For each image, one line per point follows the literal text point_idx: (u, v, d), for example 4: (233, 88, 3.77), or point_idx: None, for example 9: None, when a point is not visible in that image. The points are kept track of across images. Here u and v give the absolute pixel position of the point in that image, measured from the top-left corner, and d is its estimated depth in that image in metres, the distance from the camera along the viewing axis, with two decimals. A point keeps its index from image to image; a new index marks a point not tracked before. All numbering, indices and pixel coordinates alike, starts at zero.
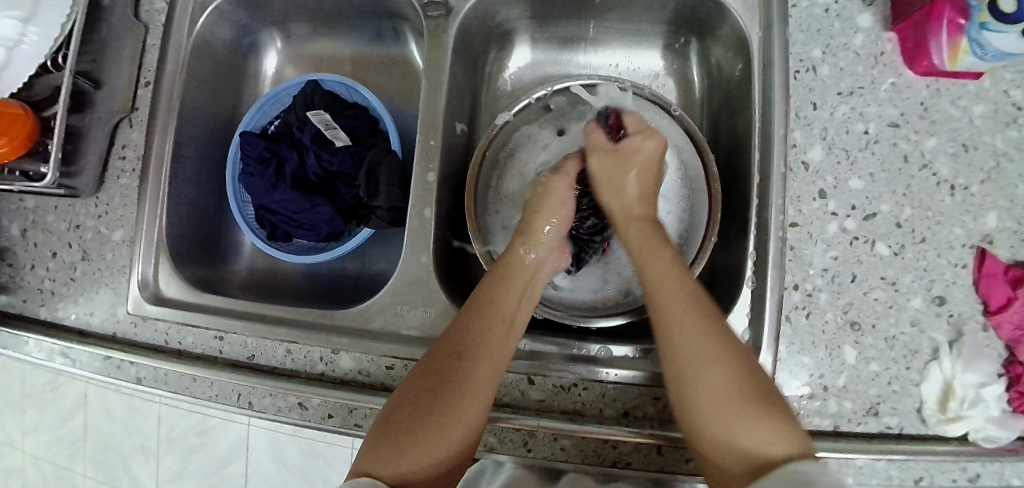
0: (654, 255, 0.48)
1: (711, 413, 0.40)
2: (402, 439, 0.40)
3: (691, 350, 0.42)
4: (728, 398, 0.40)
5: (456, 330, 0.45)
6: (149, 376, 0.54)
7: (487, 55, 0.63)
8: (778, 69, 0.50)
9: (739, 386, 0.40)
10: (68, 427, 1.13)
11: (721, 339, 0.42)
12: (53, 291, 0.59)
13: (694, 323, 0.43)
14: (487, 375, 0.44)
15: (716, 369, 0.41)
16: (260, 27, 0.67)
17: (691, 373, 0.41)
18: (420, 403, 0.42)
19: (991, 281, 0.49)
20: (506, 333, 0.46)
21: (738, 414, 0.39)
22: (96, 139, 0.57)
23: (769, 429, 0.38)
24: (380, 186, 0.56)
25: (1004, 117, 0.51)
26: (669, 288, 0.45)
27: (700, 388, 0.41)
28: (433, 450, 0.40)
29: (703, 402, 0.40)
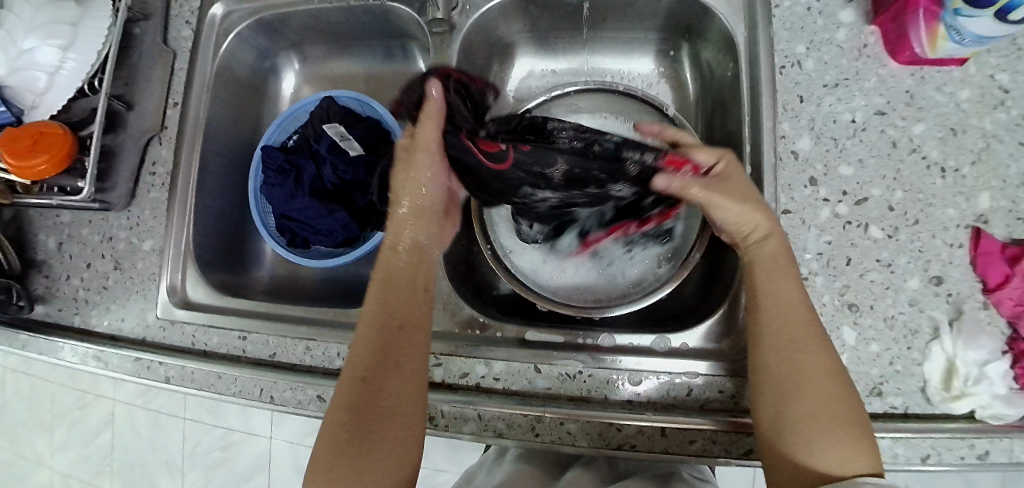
0: (782, 273, 0.45)
1: (803, 432, 0.40)
2: (346, 472, 0.40)
3: (812, 366, 0.42)
4: (812, 416, 0.41)
5: (360, 355, 0.44)
6: (176, 374, 0.57)
7: (488, 66, 0.67)
8: (764, 65, 0.53)
9: (819, 406, 0.41)
10: (96, 443, 1.16)
11: (823, 358, 0.42)
12: (88, 299, 0.63)
13: (818, 346, 0.42)
14: (406, 384, 0.43)
15: (820, 386, 0.41)
16: (276, 50, 0.72)
17: (790, 394, 0.42)
18: (356, 433, 0.41)
19: (988, 259, 0.50)
20: (411, 341, 0.45)
21: (816, 431, 0.40)
22: (128, 157, 0.62)
23: (851, 446, 0.39)
24: (392, 191, 0.59)
25: (990, 101, 0.52)
26: (789, 303, 0.44)
27: (801, 396, 0.41)
28: (379, 473, 0.40)
29: (790, 419, 0.41)
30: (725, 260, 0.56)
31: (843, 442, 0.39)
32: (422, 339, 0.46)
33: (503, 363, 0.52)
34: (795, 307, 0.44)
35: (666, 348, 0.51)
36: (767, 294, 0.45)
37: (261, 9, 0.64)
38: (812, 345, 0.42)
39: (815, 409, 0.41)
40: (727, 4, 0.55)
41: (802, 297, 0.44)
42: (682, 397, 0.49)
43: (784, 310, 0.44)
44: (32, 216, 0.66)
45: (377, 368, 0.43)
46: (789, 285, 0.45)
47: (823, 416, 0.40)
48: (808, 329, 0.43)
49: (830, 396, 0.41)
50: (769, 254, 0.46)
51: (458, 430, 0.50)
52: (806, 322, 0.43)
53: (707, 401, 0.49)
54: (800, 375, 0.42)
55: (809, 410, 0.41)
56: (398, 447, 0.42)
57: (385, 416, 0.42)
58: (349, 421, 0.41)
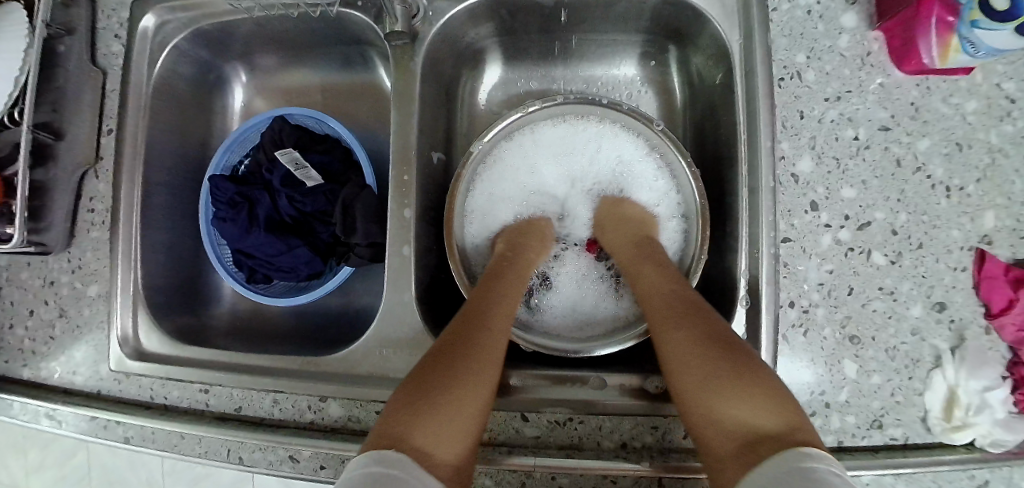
0: (639, 269, 0.51)
1: (704, 394, 0.37)
2: (412, 411, 0.36)
3: (676, 334, 0.41)
4: (704, 377, 0.38)
5: (460, 315, 0.45)
6: (136, 434, 0.53)
7: (459, 75, 0.61)
8: (761, 78, 0.48)
9: (705, 358, 0.39)
10: (73, 465, 1.12)
11: (699, 323, 0.42)
12: (34, 350, 0.58)
13: (692, 317, 0.42)
14: (494, 348, 0.43)
15: (687, 343, 0.40)
16: (222, 61, 0.64)
17: (672, 354, 0.41)
18: (419, 381, 0.39)
19: (993, 283, 0.47)
20: (502, 318, 0.46)
21: (727, 389, 0.37)
22: (63, 194, 0.56)
23: (760, 406, 0.35)
24: (358, 223, 0.54)
25: (996, 113, 0.49)
26: (660, 293, 0.47)
27: (679, 356, 0.40)
28: (444, 428, 0.36)
29: (683, 377, 0.39)
30: (721, 287, 0.53)
31: (752, 393, 0.36)
32: (508, 316, 0.46)
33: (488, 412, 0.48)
34: (655, 284, 0.48)
35: (659, 388, 0.48)
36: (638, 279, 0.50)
37: (199, 19, 0.57)
38: (678, 310, 0.44)
39: (697, 361, 0.39)
40: (720, 7, 0.50)
41: (672, 282, 0.48)
42: (678, 441, 0.47)
43: (643, 284, 0.49)
44: None
45: (456, 328, 0.43)
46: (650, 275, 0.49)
47: (716, 363, 0.38)
48: (671, 300, 0.45)
49: (711, 340, 0.40)
50: (645, 275, 0.50)
51: None
52: (671, 295, 0.46)
53: None
54: (684, 317, 0.43)
55: (699, 362, 0.39)
56: (465, 406, 0.38)
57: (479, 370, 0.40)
58: (428, 370, 0.39)
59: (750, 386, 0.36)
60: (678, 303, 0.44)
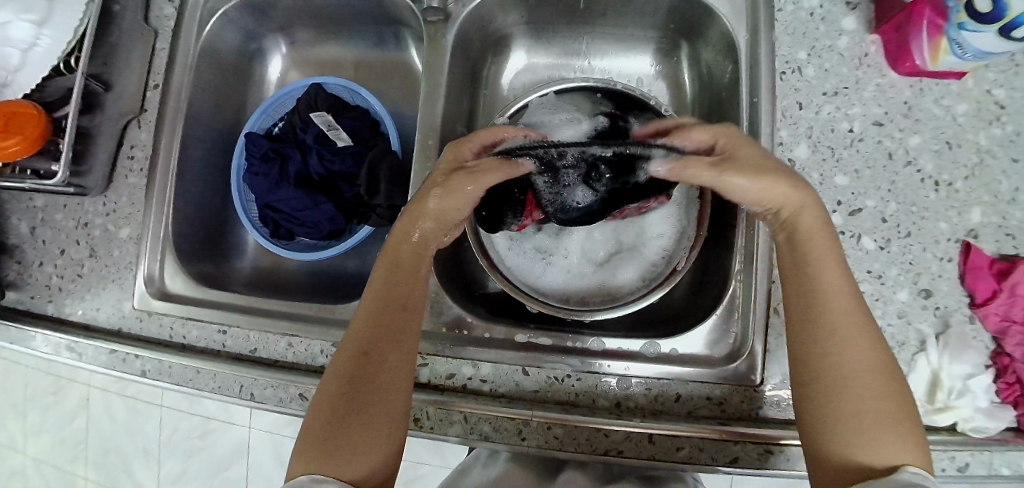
0: (820, 252, 0.42)
1: (822, 428, 0.37)
2: (330, 454, 0.38)
3: (864, 362, 0.38)
4: (872, 407, 0.37)
5: (363, 324, 0.43)
6: (153, 369, 0.55)
7: (484, 57, 0.65)
8: (765, 69, 0.52)
9: (884, 393, 0.37)
10: (69, 430, 1.12)
11: (877, 355, 0.38)
12: (61, 287, 0.61)
13: (870, 334, 0.39)
14: (401, 359, 0.42)
15: (875, 386, 0.37)
16: (265, 33, 0.69)
17: (840, 389, 0.37)
18: (334, 414, 0.40)
19: (976, 274, 0.49)
20: (407, 319, 0.44)
21: (866, 426, 0.36)
22: (106, 141, 0.60)
23: (900, 443, 0.36)
24: (380, 184, 0.57)
25: (985, 116, 0.52)
26: (835, 298, 0.40)
27: (855, 385, 0.37)
28: (373, 455, 0.39)
29: (841, 423, 0.37)
30: (718, 266, 0.56)
31: (899, 434, 0.36)
32: (415, 323, 0.44)
33: (490, 365, 0.51)
34: (838, 290, 0.40)
35: (656, 354, 0.50)
36: (824, 277, 0.41)
37: None
38: (859, 335, 0.38)
39: (851, 400, 0.37)
40: (729, 5, 0.54)
41: (843, 286, 0.40)
42: (670, 404, 0.49)
43: (828, 281, 0.40)
44: (4, 198, 0.63)
45: (370, 346, 0.42)
46: (833, 274, 0.41)
47: (879, 396, 0.37)
48: (843, 311, 0.39)
49: (875, 369, 0.38)
50: (806, 229, 0.42)
51: (442, 432, 0.49)
52: (841, 303, 0.40)
53: (693, 409, 0.49)
54: (854, 368, 0.38)
55: (858, 399, 0.37)
56: (375, 425, 0.40)
57: (382, 392, 0.41)
58: (340, 388, 0.41)
59: (893, 421, 0.36)
60: (857, 319, 0.39)
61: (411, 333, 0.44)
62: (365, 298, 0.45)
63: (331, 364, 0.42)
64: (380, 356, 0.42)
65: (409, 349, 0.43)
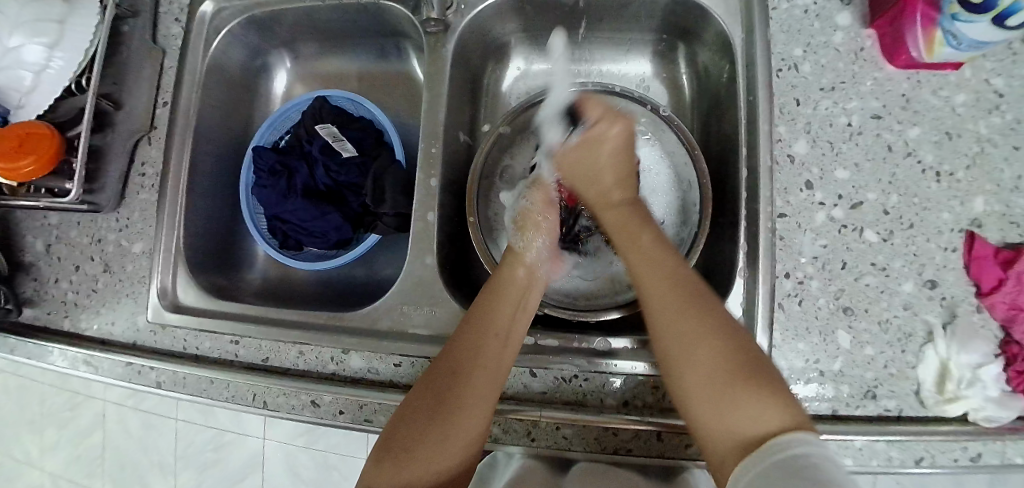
0: (631, 236, 0.49)
1: (697, 388, 0.40)
2: (402, 466, 0.40)
3: (705, 338, 0.41)
4: (697, 362, 0.40)
5: (462, 342, 0.46)
6: (167, 379, 0.56)
7: (485, 65, 0.66)
8: (761, 68, 0.53)
9: (701, 340, 0.41)
10: (85, 445, 1.13)
11: (710, 329, 0.41)
12: (76, 302, 0.62)
13: (673, 299, 0.43)
14: (487, 392, 0.44)
15: (716, 347, 0.40)
16: (269, 49, 0.71)
17: (673, 353, 0.41)
18: (416, 429, 0.42)
19: (981, 263, 0.50)
20: (501, 354, 0.45)
21: (728, 390, 0.38)
22: (118, 158, 0.61)
23: (764, 405, 0.37)
24: (386, 193, 0.58)
25: (985, 105, 0.52)
26: (652, 277, 0.45)
27: (682, 353, 0.41)
28: (437, 482, 0.40)
29: (688, 378, 0.40)
30: (721, 264, 0.57)
31: (751, 396, 0.37)
32: (507, 353, 0.46)
33: None
34: (652, 265, 0.46)
35: None
36: (628, 249, 0.49)
37: (252, 7, 0.63)
38: (675, 305, 0.43)
39: (690, 354, 0.40)
40: (724, 6, 0.55)
41: (665, 261, 0.46)
42: None
43: (639, 267, 0.46)
44: (19, 216, 0.65)
45: (462, 366, 0.44)
46: (634, 253, 0.48)
47: (691, 346, 0.41)
48: (671, 286, 0.44)
49: (693, 334, 0.41)
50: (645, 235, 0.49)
51: None
52: (653, 273, 0.45)
53: None
54: (682, 308, 0.42)
55: (711, 366, 0.40)
56: (464, 441, 0.42)
57: (469, 414, 0.42)
58: (427, 407, 0.43)
59: (748, 386, 0.38)
60: (675, 288, 0.44)
61: (501, 367, 0.45)
62: (468, 320, 0.47)
63: (422, 377, 0.45)
64: (469, 381, 0.43)
65: (498, 379, 0.45)
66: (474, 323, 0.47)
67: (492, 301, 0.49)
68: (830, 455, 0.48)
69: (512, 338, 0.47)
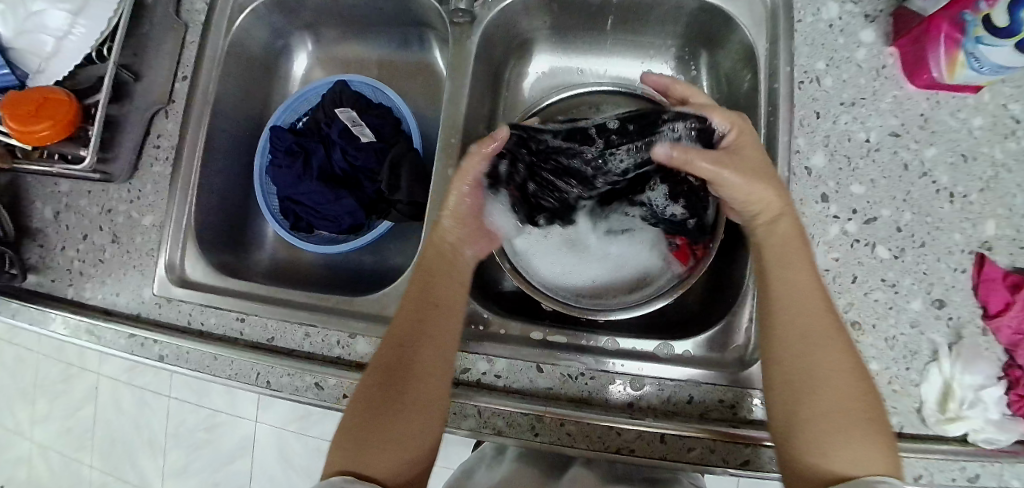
0: (794, 281, 0.43)
1: (828, 428, 0.39)
2: (365, 444, 0.41)
3: (828, 364, 0.40)
4: (827, 387, 0.40)
5: (409, 313, 0.47)
6: (171, 354, 0.56)
7: (506, 59, 0.66)
8: (784, 79, 0.53)
9: (832, 385, 0.40)
10: (77, 417, 1.12)
11: (843, 359, 0.41)
12: (82, 272, 0.62)
13: (828, 347, 0.41)
14: (442, 359, 0.45)
15: (833, 378, 0.40)
16: (291, 29, 0.71)
17: (796, 386, 0.41)
18: (377, 403, 0.43)
19: (990, 285, 0.50)
20: (448, 324, 0.47)
21: (830, 430, 0.39)
22: (133, 129, 0.61)
23: (870, 451, 0.38)
24: (401, 180, 0.58)
25: (1002, 130, 0.53)
26: (802, 298, 0.43)
27: (807, 374, 0.41)
28: (406, 452, 0.42)
29: (802, 415, 0.40)
30: (731, 273, 0.57)
31: (858, 435, 0.38)
32: (455, 323, 0.47)
33: (505, 361, 0.51)
34: (801, 308, 0.42)
35: (669, 354, 0.51)
36: (772, 283, 0.44)
37: None
38: (812, 334, 0.42)
39: (819, 380, 0.40)
40: (750, 15, 0.55)
41: (815, 291, 0.43)
42: (682, 405, 0.49)
43: (781, 292, 0.43)
44: (29, 182, 0.64)
45: (414, 342, 0.45)
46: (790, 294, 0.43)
47: (830, 373, 0.40)
48: (808, 314, 0.42)
49: (829, 358, 0.41)
50: (782, 234, 0.45)
51: (455, 425, 0.50)
52: (804, 295, 0.43)
53: (705, 411, 0.49)
54: (818, 336, 0.41)
55: (824, 399, 0.40)
56: (426, 409, 0.43)
57: (422, 385, 0.44)
58: (385, 373, 0.44)
59: (862, 426, 0.39)
60: (817, 323, 0.42)
61: (456, 327, 0.47)
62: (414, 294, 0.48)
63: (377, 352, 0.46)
64: (420, 351, 0.45)
65: (449, 351, 0.46)
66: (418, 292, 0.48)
67: (439, 283, 0.49)
68: None
69: (456, 305, 0.49)
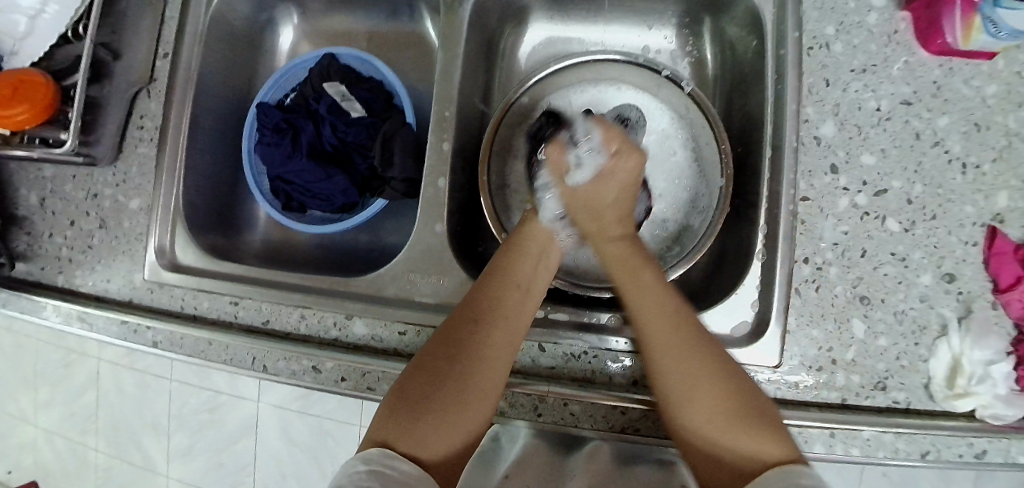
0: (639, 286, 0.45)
1: (689, 405, 0.40)
2: (409, 423, 0.38)
3: (686, 364, 0.41)
4: (685, 377, 0.41)
5: (485, 294, 0.46)
6: (164, 340, 0.55)
7: (502, 30, 0.64)
8: (792, 46, 0.51)
9: (699, 360, 0.41)
10: (78, 405, 1.12)
11: (700, 351, 0.41)
12: (70, 258, 0.60)
13: (696, 346, 0.42)
14: (508, 340, 0.44)
15: (695, 368, 0.41)
16: (278, 2, 0.68)
17: (674, 393, 0.41)
18: (438, 376, 0.41)
19: (1001, 258, 0.48)
20: (524, 303, 0.46)
21: (729, 426, 0.39)
22: (117, 109, 0.58)
23: (761, 434, 0.38)
24: (395, 157, 0.56)
25: (1016, 98, 0.51)
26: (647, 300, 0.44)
27: (666, 369, 0.41)
28: (457, 428, 0.39)
29: (686, 417, 0.40)
30: (735, 251, 0.55)
31: (739, 417, 0.39)
32: (527, 306, 0.46)
33: None
34: (657, 310, 0.44)
35: None
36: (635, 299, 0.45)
37: None
38: (676, 338, 0.42)
39: (676, 374, 0.41)
40: None
41: (662, 294, 0.45)
42: None
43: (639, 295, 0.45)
44: (13, 167, 0.63)
45: (479, 321, 0.44)
46: (653, 313, 0.43)
47: (692, 369, 0.41)
48: (665, 319, 0.43)
49: (694, 358, 0.41)
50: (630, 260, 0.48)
51: None
52: (655, 313, 0.43)
53: None
54: (682, 347, 0.42)
55: (696, 385, 0.40)
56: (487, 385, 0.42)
57: (485, 362, 0.42)
58: (448, 347, 0.42)
59: (733, 409, 0.39)
60: (674, 325, 0.43)
61: (528, 309, 0.47)
62: (490, 274, 0.47)
63: (444, 323, 0.45)
64: (486, 333, 0.43)
65: (515, 338, 0.45)
66: (498, 277, 0.47)
67: (533, 279, 0.48)
68: (837, 445, 0.47)
69: (532, 290, 0.48)
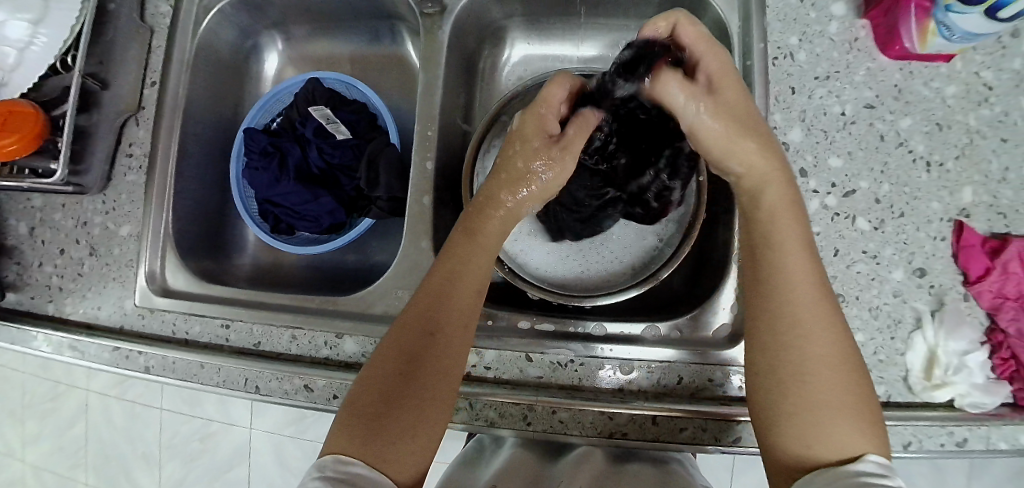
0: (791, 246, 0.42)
1: (799, 377, 0.38)
2: (370, 439, 0.38)
3: (821, 344, 0.39)
4: (817, 352, 0.39)
5: (430, 301, 0.45)
6: (156, 365, 0.55)
7: (481, 48, 0.66)
8: (757, 57, 0.53)
9: (828, 344, 0.39)
10: (69, 435, 1.11)
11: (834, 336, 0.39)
12: (60, 287, 0.61)
13: (825, 324, 0.40)
14: (458, 347, 0.44)
15: (822, 346, 0.39)
16: (261, 29, 0.70)
17: (792, 360, 0.39)
18: (393, 390, 0.41)
19: (970, 251, 0.50)
20: (470, 306, 0.46)
21: (830, 416, 0.37)
22: (104, 138, 0.59)
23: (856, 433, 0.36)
24: (380, 176, 0.58)
25: (974, 97, 0.53)
26: (794, 262, 0.41)
27: (798, 338, 0.39)
28: (417, 438, 0.40)
29: (795, 393, 0.38)
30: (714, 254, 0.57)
31: (841, 411, 0.37)
32: (474, 310, 0.46)
33: (494, 352, 0.51)
34: (800, 276, 0.41)
35: (655, 336, 0.51)
36: (773, 252, 0.42)
37: None
38: (814, 313, 0.40)
39: (807, 345, 0.39)
40: None
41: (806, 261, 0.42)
42: (672, 386, 0.49)
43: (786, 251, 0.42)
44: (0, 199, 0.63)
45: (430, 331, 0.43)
46: (803, 297, 0.40)
47: (823, 347, 0.39)
48: (810, 289, 0.41)
49: (823, 333, 0.39)
50: (767, 207, 0.44)
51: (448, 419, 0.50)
52: (802, 277, 0.41)
53: (696, 389, 0.49)
54: (819, 320, 0.39)
55: (812, 360, 0.38)
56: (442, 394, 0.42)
57: (437, 371, 0.42)
58: (401, 356, 0.42)
59: (841, 401, 0.37)
60: (814, 296, 0.40)
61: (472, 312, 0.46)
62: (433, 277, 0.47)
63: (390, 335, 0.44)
64: (438, 341, 0.43)
65: (466, 343, 0.45)
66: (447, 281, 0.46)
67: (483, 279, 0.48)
68: None
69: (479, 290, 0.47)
